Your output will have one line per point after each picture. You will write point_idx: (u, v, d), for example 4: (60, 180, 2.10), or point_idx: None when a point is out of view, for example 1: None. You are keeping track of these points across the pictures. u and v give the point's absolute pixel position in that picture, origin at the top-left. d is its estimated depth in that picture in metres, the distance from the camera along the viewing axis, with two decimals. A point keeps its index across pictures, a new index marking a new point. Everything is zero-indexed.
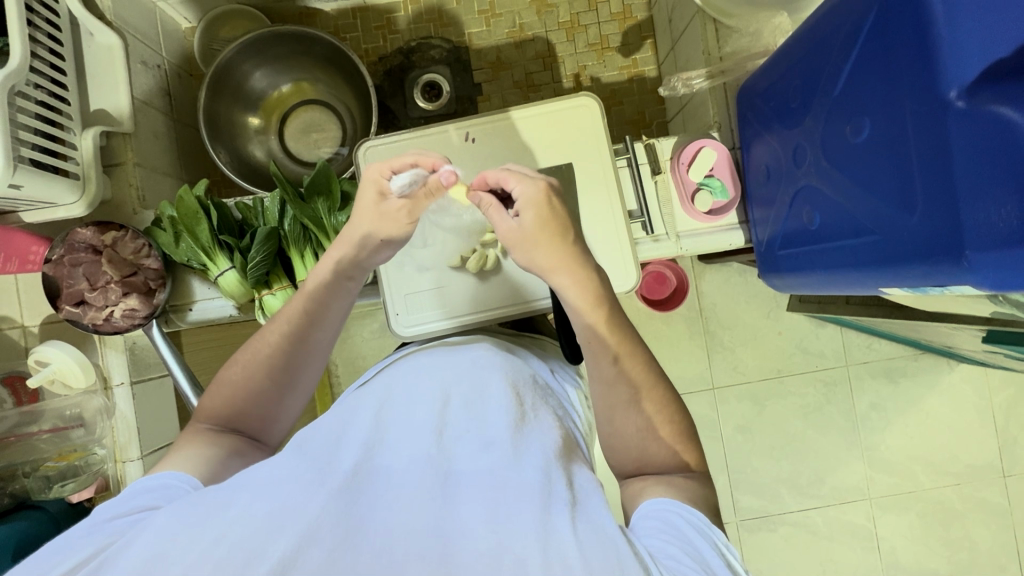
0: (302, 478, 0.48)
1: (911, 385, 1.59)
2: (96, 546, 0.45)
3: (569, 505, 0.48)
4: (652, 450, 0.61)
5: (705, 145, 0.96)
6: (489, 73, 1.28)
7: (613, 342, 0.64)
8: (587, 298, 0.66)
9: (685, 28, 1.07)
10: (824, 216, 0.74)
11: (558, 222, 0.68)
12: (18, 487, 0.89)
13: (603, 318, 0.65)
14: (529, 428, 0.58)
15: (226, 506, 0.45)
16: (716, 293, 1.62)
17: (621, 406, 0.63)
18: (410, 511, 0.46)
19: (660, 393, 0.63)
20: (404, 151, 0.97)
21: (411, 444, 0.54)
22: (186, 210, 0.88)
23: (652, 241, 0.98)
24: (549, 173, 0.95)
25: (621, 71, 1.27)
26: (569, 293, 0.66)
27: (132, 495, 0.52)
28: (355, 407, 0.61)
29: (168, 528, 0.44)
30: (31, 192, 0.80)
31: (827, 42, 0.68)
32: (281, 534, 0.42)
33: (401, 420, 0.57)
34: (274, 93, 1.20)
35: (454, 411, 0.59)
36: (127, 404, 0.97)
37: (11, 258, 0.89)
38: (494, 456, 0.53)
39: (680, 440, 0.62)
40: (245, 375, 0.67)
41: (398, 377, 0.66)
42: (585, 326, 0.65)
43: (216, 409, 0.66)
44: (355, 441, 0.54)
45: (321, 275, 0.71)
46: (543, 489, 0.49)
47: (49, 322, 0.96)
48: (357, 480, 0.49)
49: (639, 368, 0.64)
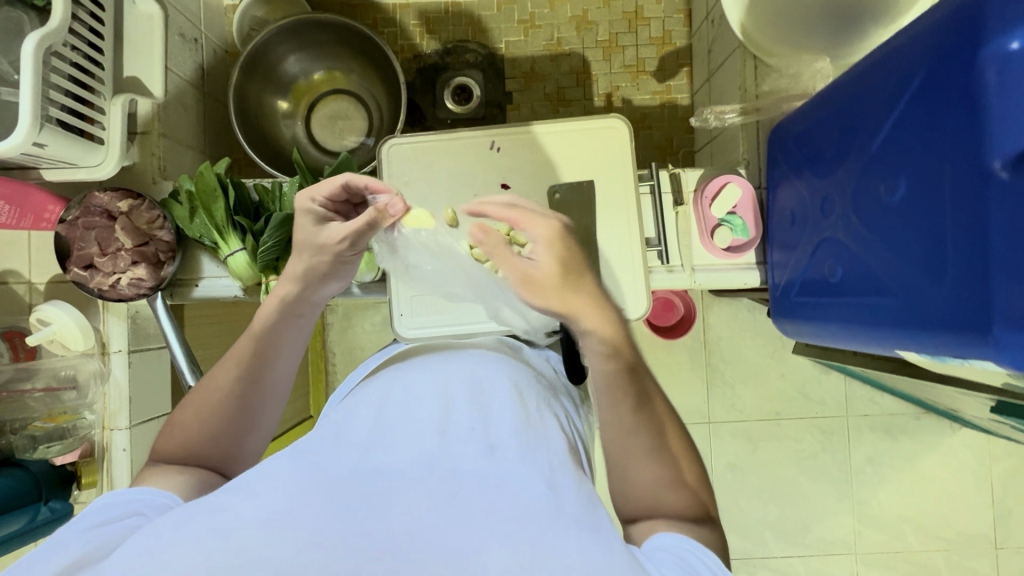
0: (300, 484, 0.46)
1: (911, 443, 1.56)
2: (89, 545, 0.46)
3: (577, 518, 0.47)
4: (667, 502, 0.58)
5: (731, 180, 0.94)
6: (521, 83, 1.28)
7: (634, 388, 0.60)
8: (610, 348, 0.59)
9: (723, 61, 1.07)
10: (846, 270, 0.73)
11: (578, 261, 0.59)
12: (6, 441, 0.88)
13: (624, 364, 0.59)
14: (534, 432, 0.57)
15: (223, 510, 0.44)
16: (722, 327, 1.60)
17: (636, 457, 0.59)
18: (410, 513, 0.44)
19: (679, 446, 0.60)
20: (427, 152, 0.96)
21: (411, 443, 0.52)
22: (205, 186, 0.89)
23: (666, 271, 0.97)
24: (570, 190, 0.94)
25: (654, 96, 1.26)
26: (590, 337, 0.59)
27: (111, 505, 0.51)
28: (357, 406, 0.60)
29: (168, 530, 0.43)
30: (55, 151, 0.80)
31: (867, 95, 0.67)
32: (282, 545, 0.41)
33: (402, 421, 0.55)
34: (306, 79, 1.20)
35: (456, 415, 0.56)
36: (122, 371, 0.96)
37: (26, 216, 0.86)
38: (499, 460, 0.51)
39: (700, 492, 0.59)
40: (202, 415, 0.63)
41: (399, 375, 0.65)
42: (603, 371, 0.60)
43: (169, 450, 0.61)
44: (357, 440, 0.52)
45: (268, 312, 0.68)
46: (548, 499, 0.48)
47: (56, 282, 0.96)
48: (354, 478, 0.47)
49: (661, 420, 0.61)
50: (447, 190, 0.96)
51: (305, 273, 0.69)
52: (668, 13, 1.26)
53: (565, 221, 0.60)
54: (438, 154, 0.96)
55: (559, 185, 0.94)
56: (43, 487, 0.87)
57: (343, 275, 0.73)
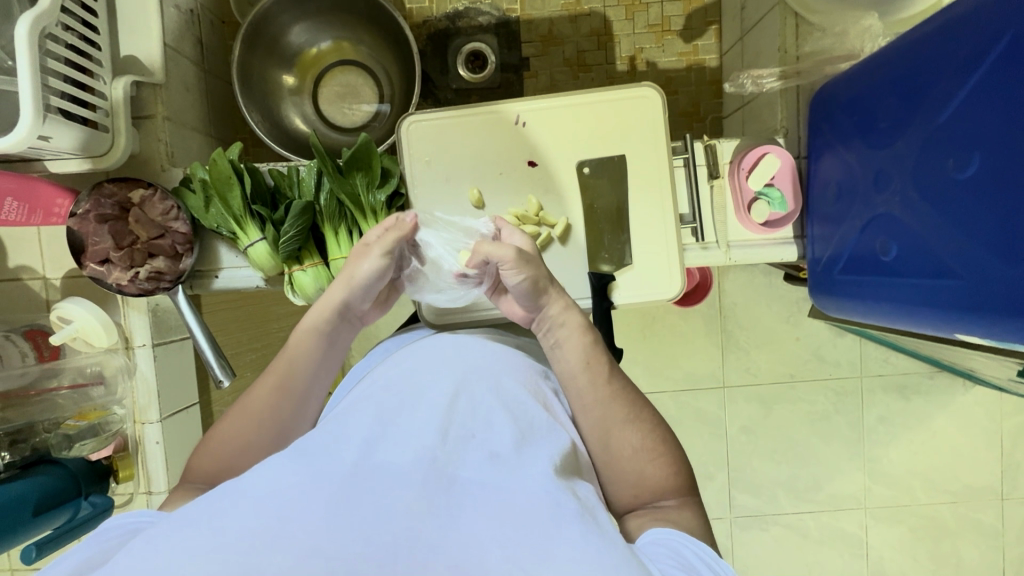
0: (304, 481, 0.44)
1: (924, 403, 1.57)
2: (90, 554, 0.45)
3: (579, 519, 0.45)
4: (646, 473, 0.61)
5: (770, 151, 0.89)
6: (538, 48, 1.20)
7: (605, 364, 0.66)
8: (579, 324, 0.68)
9: (759, 19, 1.00)
10: (901, 248, 0.70)
11: (544, 272, 0.70)
12: (39, 440, 0.86)
13: (592, 343, 0.67)
14: (537, 434, 0.55)
15: (228, 513, 0.42)
16: (738, 293, 1.58)
17: (617, 426, 0.62)
18: (402, 516, 0.42)
19: (651, 415, 0.64)
20: (448, 132, 0.91)
21: (412, 440, 0.50)
22: (220, 173, 0.84)
23: (700, 249, 0.93)
24: (600, 164, 0.90)
25: (680, 58, 1.19)
26: (562, 318, 0.68)
27: (113, 527, 0.50)
28: (363, 403, 0.57)
29: (175, 533, 0.41)
30: (59, 143, 0.76)
31: (938, 61, 0.63)
32: (278, 550, 0.39)
33: (408, 417, 0.53)
34: (312, 50, 1.13)
35: (461, 411, 0.55)
36: (148, 365, 0.95)
37: (35, 211, 0.83)
38: (503, 468, 0.49)
39: (674, 467, 0.62)
40: (236, 423, 0.65)
41: (403, 369, 0.63)
42: (576, 348, 0.66)
43: (205, 463, 0.63)
44: (357, 435, 0.50)
45: (333, 296, 0.71)
46: (551, 503, 0.45)
47: (72, 276, 0.94)
48: (357, 475, 0.45)
49: (630, 389, 0.65)
50: (472, 169, 0.91)
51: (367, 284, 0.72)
52: None
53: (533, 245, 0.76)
54: (458, 130, 0.91)
55: (588, 160, 0.90)
56: (82, 482, 0.88)
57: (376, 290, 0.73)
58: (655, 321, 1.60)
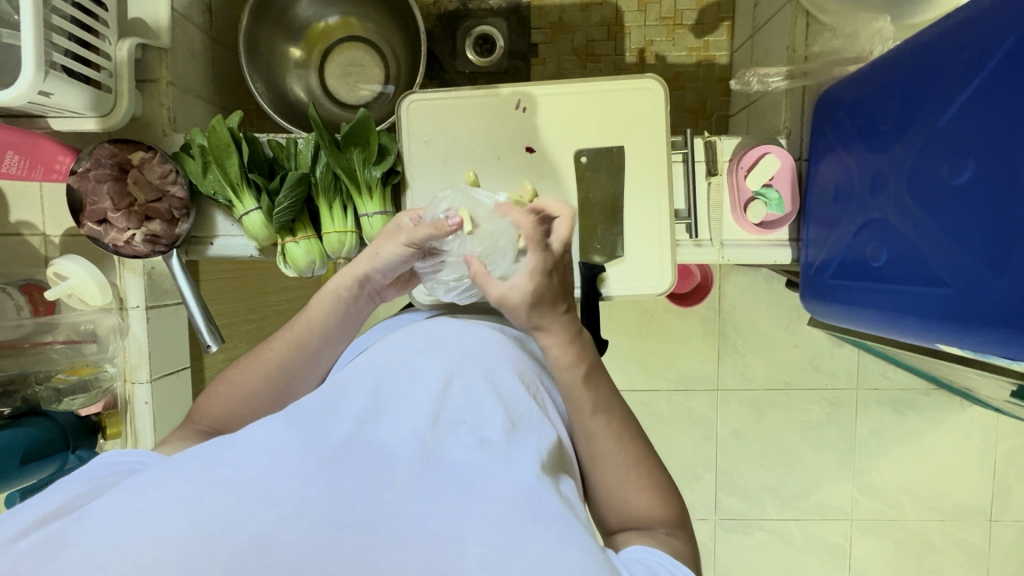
0: (296, 448, 0.45)
1: (919, 418, 1.56)
2: (87, 487, 0.46)
3: (561, 512, 0.45)
4: (633, 503, 0.58)
5: (771, 151, 0.88)
6: (547, 34, 1.19)
7: (591, 395, 0.61)
8: (570, 356, 0.62)
9: (771, 17, 0.98)
10: (892, 254, 0.69)
11: (540, 305, 0.63)
12: (30, 392, 0.89)
13: (581, 375, 0.62)
14: (527, 425, 0.55)
15: (216, 468, 0.43)
16: (737, 296, 1.58)
17: (603, 457, 0.60)
18: (385, 490, 0.43)
19: (639, 444, 0.61)
20: (450, 112, 0.91)
21: (402, 421, 0.50)
22: (218, 141, 0.85)
23: (693, 246, 0.92)
24: (598, 154, 0.90)
25: (690, 53, 1.17)
26: (549, 348, 0.63)
27: (99, 465, 0.51)
28: (356, 377, 0.58)
29: (165, 480, 0.42)
30: (60, 100, 0.76)
31: (940, 66, 0.62)
32: (266, 507, 0.40)
33: (402, 398, 0.54)
34: (320, 24, 1.13)
35: (453, 395, 0.55)
36: (141, 327, 0.96)
37: (37, 166, 0.84)
38: (490, 453, 0.49)
39: (661, 495, 0.59)
40: (249, 370, 0.67)
41: (398, 347, 0.64)
42: (562, 380, 0.62)
43: (212, 402, 0.66)
44: (352, 410, 0.52)
45: (361, 267, 0.71)
46: (532, 494, 0.46)
47: (71, 235, 0.96)
48: (347, 450, 0.46)
49: (621, 422, 0.61)
50: (469, 152, 0.91)
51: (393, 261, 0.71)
52: None
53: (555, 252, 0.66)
54: (460, 111, 0.91)
55: (586, 150, 0.89)
56: (70, 436, 0.90)
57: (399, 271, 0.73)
58: (651, 318, 1.60)
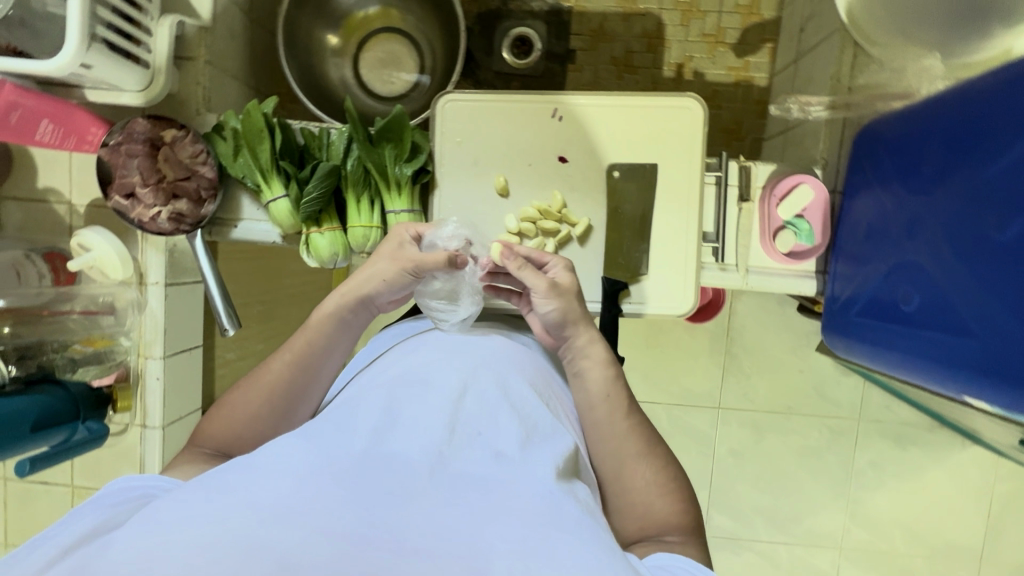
0: (314, 463, 0.45)
1: (919, 454, 1.55)
2: (106, 515, 0.46)
3: (581, 519, 0.45)
4: (656, 509, 0.61)
5: (806, 181, 0.86)
6: (587, 41, 1.19)
7: (624, 397, 0.66)
8: (605, 358, 0.68)
9: (817, 44, 0.97)
10: (923, 299, 0.68)
11: (578, 304, 0.71)
12: (45, 359, 0.88)
13: (617, 376, 0.67)
14: (541, 435, 0.55)
15: (228, 492, 0.42)
16: (749, 317, 1.57)
17: (632, 460, 0.63)
18: (404, 503, 0.43)
19: (664, 452, 0.65)
20: (485, 115, 0.90)
21: (416, 433, 0.51)
22: (252, 126, 0.85)
23: (718, 270, 0.91)
24: (631, 170, 0.89)
25: (729, 72, 1.16)
26: (589, 347, 0.68)
27: (115, 490, 0.51)
28: (367, 394, 0.58)
29: (184, 502, 0.42)
30: (99, 72, 0.76)
31: (993, 114, 0.60)
32: (287, 527, 0.39)
33: (414, 408, 0.54)
34: (359, 13, 1.13)
35: (468, 405, 0.55)
36: (158, 303, 0.96)
37: (70, 136, 0.84)
38: (507, 466, 0.49)
39: (682, 500, 0.62)
40: (251, 391, 0.67)
41: (410, 360, 0.64)
42: (602, 380, 0.66)
43: (216, 424, 0.66)
44: (368, 423, 0.52)
45: (361, 284, 0.72)
46: (551, 504, 0.46)
47: (96, 206, 0.95)
48: (362, 461, 0.46)
49: (643, 424, 0.65)
50: (501, 157, 0.90)
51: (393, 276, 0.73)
52: None
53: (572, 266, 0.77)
54: (497, 115, 0.90)
55: (620, 164, 0.89)
56: (80, 405, 0.90)
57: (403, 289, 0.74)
58: (659, 331, 1.59)
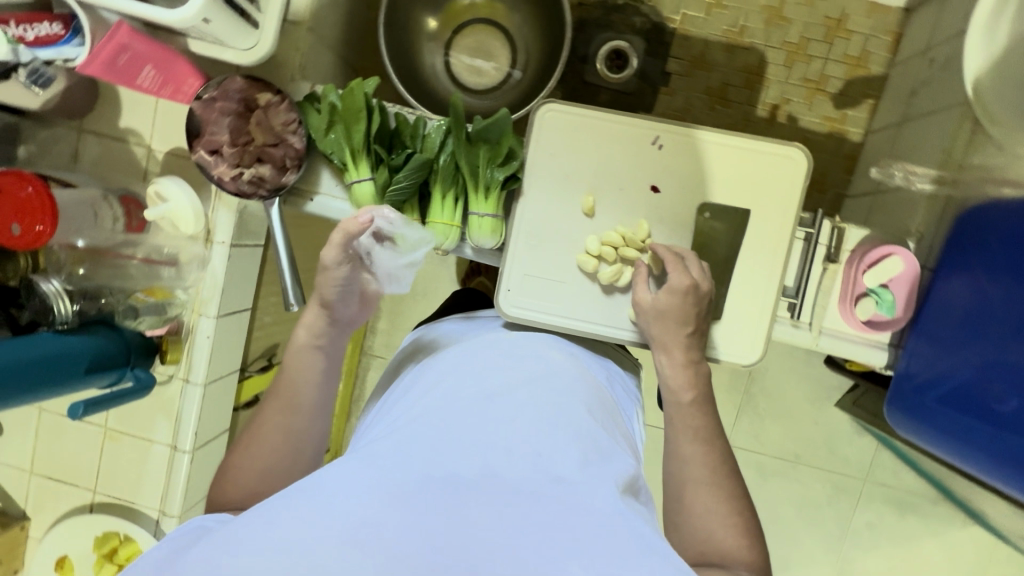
0: (381, 486, 0.46)
1: (917, 523, 1.54)
2: (170, 550, 0.46)
3: (646, 545, 0.48)
4: (719, 538, 0.63)
5: (896, 253, 0.85)
6: (684, 67, 1.16)
7: (697, 424, 0.70)
8: (681, 382, 0.72)
9: (930, 112, 0.94)
10: (1022, 405, 0.69)
11: (665, 328, 0.75)
12: (106, 304, 0.89)
13: (693, 401, 0.71)
14: (603, 452, 0.58)
15: (291, 518, 0.43)
16: (773, 360, 1.54)
17: (695, 486, 0.66)
18: (482, 523, 0.45)
19: (733, 485, 0.67)
20: (584, 129, 0.87)
21: (477, 449, 0.51)
22: (352, 105, 0.83)
23: (791, 326, 0.90)
24: (723, 212, 0.87)
25: (824, 121, 1.14)
26: (668, 370, 0.74)
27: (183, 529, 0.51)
28: (420, 409, 0.59)
29: (257, 534, 0.42)
30: (214, 28, 0.74)
31: None
32: (371, 550, 0.41)
33: (469, 425, 0.55)
34: (462, 1, 1.10)
35: (523, 420, 0.56)
36: (221, 261, 0.95)
37: (167, 84, 0.83)
38: (571, 487, 0.51)
39: (747, 537, 0.63)
40: (255, 449, 0.67)
41: (457, 374, 0.65)
42: (676, 402, 0.71)
43: (229, 486, 0.65)
44: (423, 440, 0.53)
45: (315, 316, 0.72)
46: (621, 527, 0.49)
47: (175, 155, 0.94)
48: (430, 480, 0.47)
49: (718, 456, 0.68)
50: (592, 175, 0.88)
51: (339, 295, 0.71)
52: (876, 32, 1.10)
53: (699, 284, 0.75)
54: (593, 133, 0.88)
55: (713, 204, 0.87)
56: (132, 354, 0.91)
57: (354, 296, 0.73)
58: None
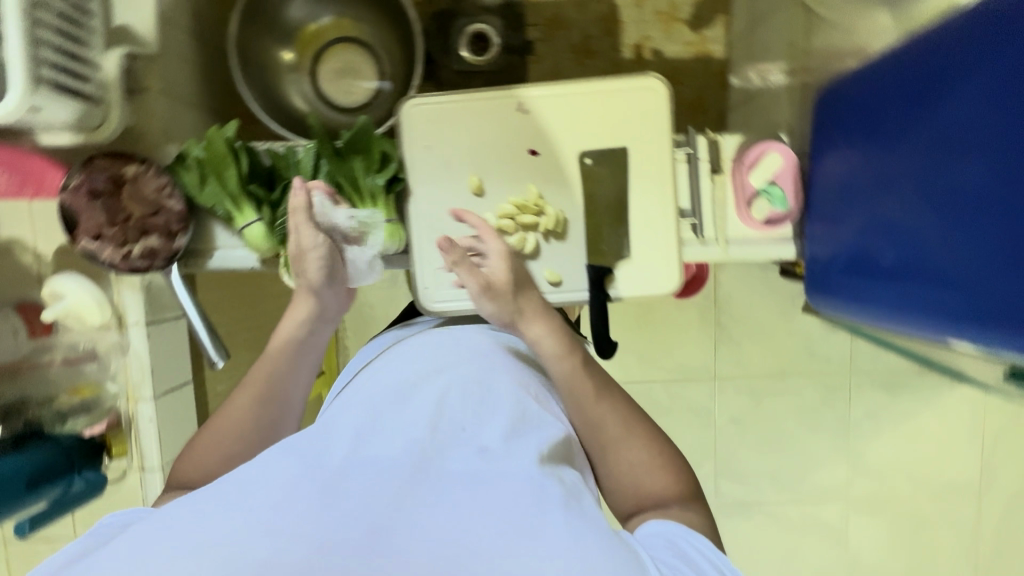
0: (298, 471, 0.47)
1: (909, 399, 1.56)
2: (75, 552, 0.46)
3: (563, 501, 0.46)
4: (647, 482, 0.63)
5: (772, 148, 0.88)
6: (543, 31, 1.18)
7: (590, 385, 0.68)
8: (554, 348, 0.71)
9: (770, 11, 0.98)
10: (903, 253, 0.70)
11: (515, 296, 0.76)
12: (32, 414, 0.90)
13: (579, 363, 0.70)
14: (527, 425, 0.56)
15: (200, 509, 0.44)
16: (732, 285, 1.55)
17: (611, 443, 0.65)
18: (387, 504, 0.44)
19: (647, 428, 0.66)
20: (449, 115, 0.89)
21: (398, 437, 0.51)
22: (215, 153, 0.84)
23: (699, 245, 0.92)
24: (602, 155, 0.89)
25: (687, 48, 1.17)
26: (544, 341, 0.72)
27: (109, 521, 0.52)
28: (346, 405, 0.59)
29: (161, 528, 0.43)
30: (49, 114, 0.74)
31: (947, 64, 0.62)
32: (256, 545, 0.41)
33: (394, 415, 0.55)
34: (312, 26, 1.11)
35: (450, 404, 0.56)
36: (141, 343, 0.93)
37: (27, 183, 0.85)
38: (491, 458, 0.50)
39: (671, 472, 0.63)
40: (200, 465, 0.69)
41: (385, 371, 0.64)
42: (563, 373, 0.69)
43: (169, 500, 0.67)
44: (346, 434, 0.53)
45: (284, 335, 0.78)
46: (536, 488, 0.47)
47: (63, 252, 0.93)
48: (342, 472, 0.47)
49: (624, 406, 0.67)
50: (470, 155, 0.90)
51: (311, 315, 0.80)
52: None
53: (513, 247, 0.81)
54: (460, 117, 0.89)
55: (591, 151, 0.89)
56: (74, 457, 0.90)
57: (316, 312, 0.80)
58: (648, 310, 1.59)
